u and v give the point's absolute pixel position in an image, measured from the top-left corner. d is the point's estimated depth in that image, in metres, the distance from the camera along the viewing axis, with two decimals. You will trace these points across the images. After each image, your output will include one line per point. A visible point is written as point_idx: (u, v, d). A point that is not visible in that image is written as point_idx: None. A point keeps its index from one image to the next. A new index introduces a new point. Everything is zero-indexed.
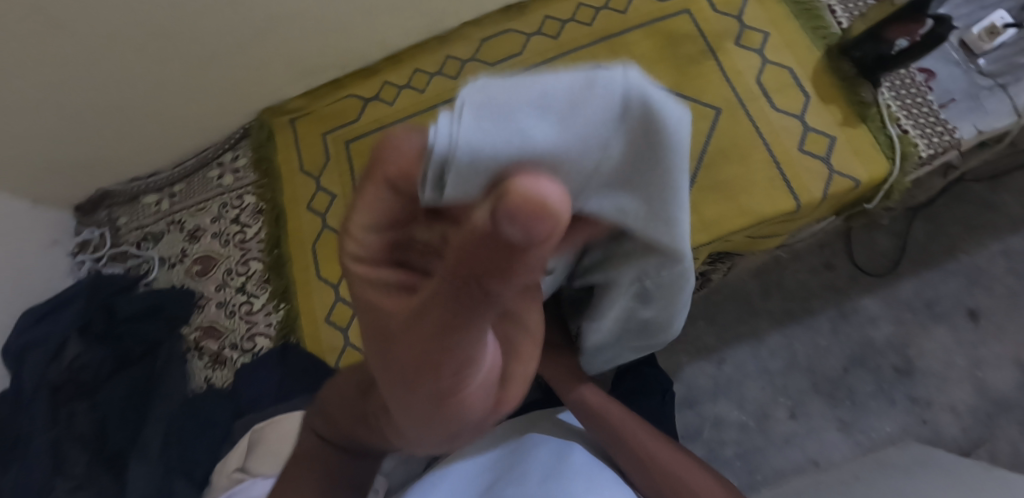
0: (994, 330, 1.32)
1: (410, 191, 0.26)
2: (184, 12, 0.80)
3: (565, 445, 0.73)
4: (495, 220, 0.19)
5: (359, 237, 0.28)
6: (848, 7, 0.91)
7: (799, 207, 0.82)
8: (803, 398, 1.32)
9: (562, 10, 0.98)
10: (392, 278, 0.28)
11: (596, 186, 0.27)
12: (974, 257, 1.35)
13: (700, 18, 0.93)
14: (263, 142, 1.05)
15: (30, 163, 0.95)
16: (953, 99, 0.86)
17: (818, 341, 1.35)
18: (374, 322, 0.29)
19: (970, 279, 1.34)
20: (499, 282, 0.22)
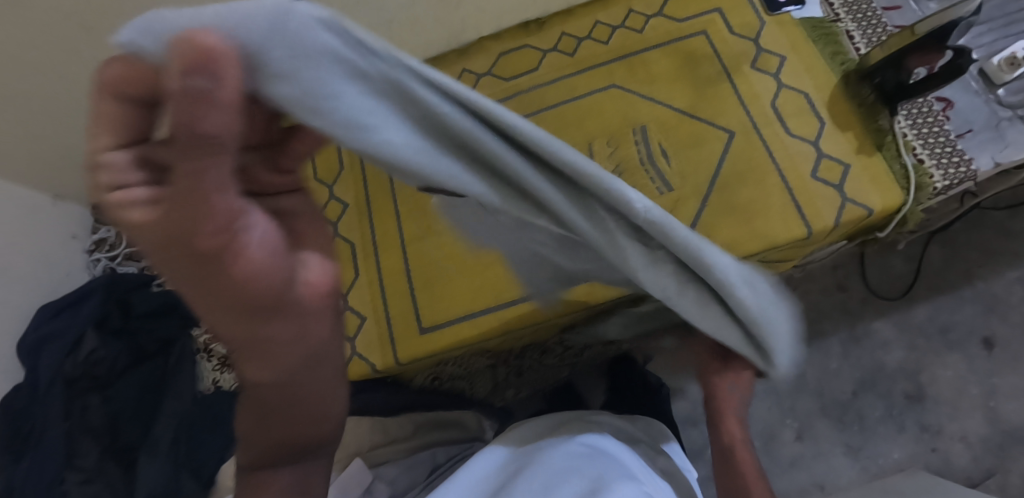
0: (1008, 359, 1.29)
1: (137, 94, 0.25)
2: None
3: (577, 446, 0.76)
4: (185, 74, 0.21)
5: (104, 159, 0.26)
6: (866, 33, 0.91)
7: (811, 235, 0.82)
8: (811, 420, 1.31)
9: (579, 27, 0.98)
10: (144, 192, 0.26)
11: (299, 70, 0.25)
12: (990, 284, 1.33)
13: (717, 40, 0.93)
14: None
15: (53, 158, 0.96)
16: (971, 130, 0.85)
17: (828, 365, 1.33)
18: (143, 244, 0.27)
19: (985, 306, 1.32)
20: (217, 120, 0.22)
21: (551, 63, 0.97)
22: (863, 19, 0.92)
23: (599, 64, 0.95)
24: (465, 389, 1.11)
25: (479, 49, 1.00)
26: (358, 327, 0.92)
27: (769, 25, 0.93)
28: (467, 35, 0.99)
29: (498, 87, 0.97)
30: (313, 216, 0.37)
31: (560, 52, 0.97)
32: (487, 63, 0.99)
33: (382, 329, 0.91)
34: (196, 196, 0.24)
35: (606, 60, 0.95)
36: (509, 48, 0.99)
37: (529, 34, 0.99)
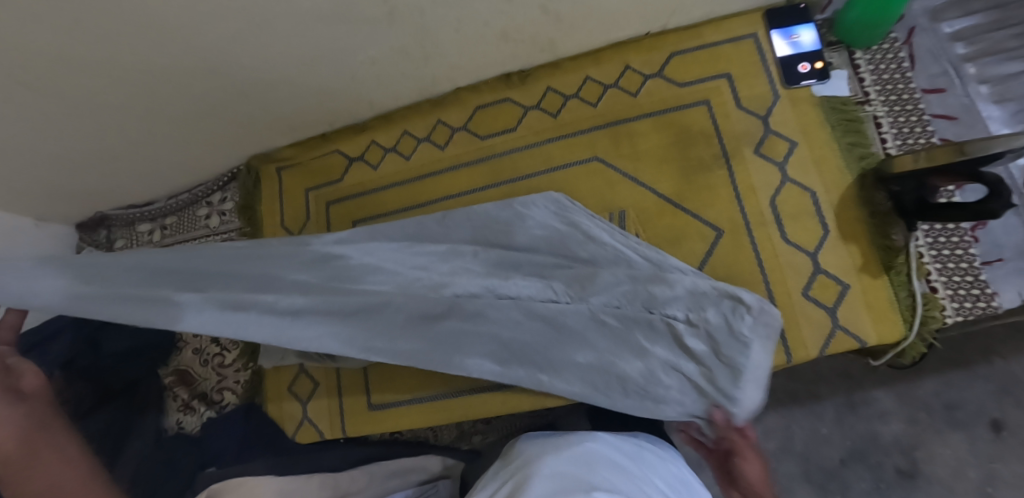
0: (1017, 447, 0.90)
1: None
2: (165, 74, 0.78)
3: (650, 476, 0.64)
4: None
5: None
6: (896, 121, 0.79)
7: (791, 363, 0.74)
8: (791, 488, 0.97)
9: (566, 83, 0.89)
10: None
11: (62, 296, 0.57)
12: (1011, 364, 0.92)
13: (720, 114, 0.83)
14: (249, 189, 1.01)
15: (43, 195, 0.94)
16: (1001, 258, 0.73)
17: (818, 428, 0.97)
18: None
19: (999, 388, 0.92)
20: None
21: (531, 124, 0.89)
22: (896, 102, 0.79)
23: (581, 130, 0.87)
24: (427, 436, 1.00)
25: (456, 100, 0.93)
26: (313, 385, 0.95)
27: (783, 100, 0.81)
28: (443, 85, 0.91)
29: (470, 146, 0.91)
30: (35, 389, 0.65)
31: (542, 110, 0.89)
32: (462, 116, 0.92)
33: (333, 399, 0.93)
34: None
35: (589, 127, 0.87)
36: (488, 100, 0.92)
37: (511, 87, 0.91)
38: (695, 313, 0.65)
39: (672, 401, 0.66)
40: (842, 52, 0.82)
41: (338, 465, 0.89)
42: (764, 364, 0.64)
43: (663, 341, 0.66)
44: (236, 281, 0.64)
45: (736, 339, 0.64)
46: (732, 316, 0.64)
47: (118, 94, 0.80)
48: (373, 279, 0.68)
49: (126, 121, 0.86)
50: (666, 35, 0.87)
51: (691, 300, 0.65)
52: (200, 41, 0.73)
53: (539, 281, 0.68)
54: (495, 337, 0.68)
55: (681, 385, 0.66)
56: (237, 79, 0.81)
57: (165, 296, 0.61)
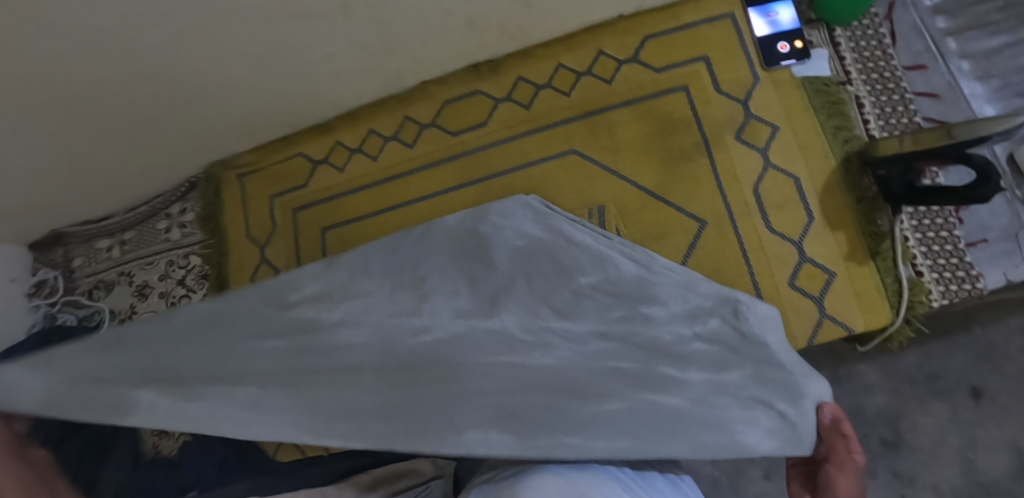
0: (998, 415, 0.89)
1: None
2: (102, 86, 0.72)
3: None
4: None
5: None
6: (879, 101, 0.77)
7: None
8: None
9: (538, 71, 0.85)
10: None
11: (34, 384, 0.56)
12: (989, 333, 0.91)
13: (699, 100, 0.79)
14: (210, 199, 0.95)
15: None
16: (985, 239, 0.72)
17: None
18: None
19: (979, 355, 0.90)
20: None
21: (504, 117, 0.85)
22: (877, 81, 0.77)
23: (557, 122, 0.83)
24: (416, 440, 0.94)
25: (422, 94, 0.88)
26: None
27: (763, 82, 0.78)
28: (409, 80, 0.86)
29: (441, 143, 0.87)
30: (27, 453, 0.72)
31: (515, 102, 0.85)
32: (431, 111, 0.88)
33: None
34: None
35: (565, 118, 0.83)
36: (457, 94, 0.87)
37: (480, 79, 0.86)
38: (699, 325, 0.62)
39: (739, 423, 0.58)
40: (822, 30, 0.79)
41: (323, 480, 0.86)
42: (789, 349, 0.62)
43: (692, 364, 0.60)
44: (204, 369, 0.58)
45: (748, 338, 0.61)
46: (735, 316, 0.62)
47: (55, 110, 0.74)
48: (337, 326, 0.61)
49: (66, 136, 0.79)
50: (641, 17, 0.83)
51: (688, 311, 0.63)
52: (137, 47, 0.67)
53: (522, 320, 0.62)
54: (497, 397, 0.57)
55: (737, 399, 0.59)
56: (183, 87, 0.76)
57: (125, 396, 0.55)
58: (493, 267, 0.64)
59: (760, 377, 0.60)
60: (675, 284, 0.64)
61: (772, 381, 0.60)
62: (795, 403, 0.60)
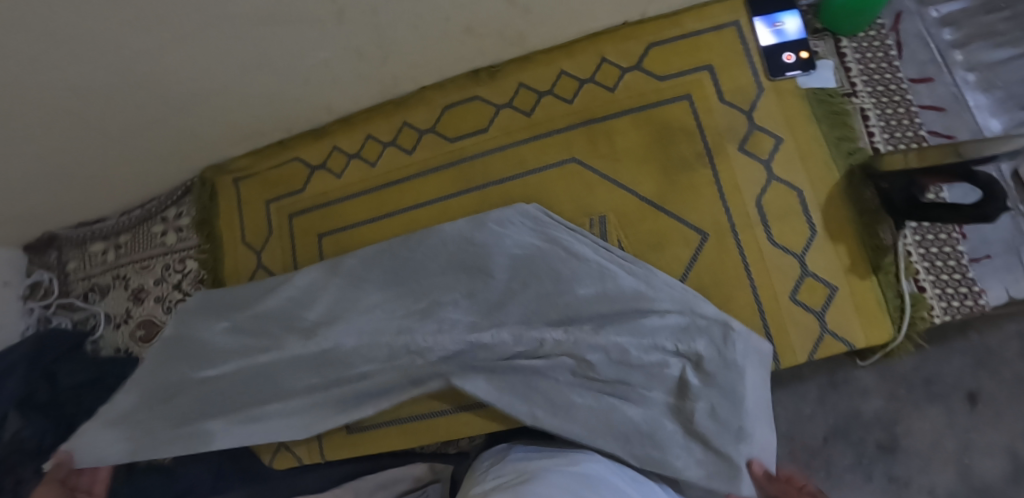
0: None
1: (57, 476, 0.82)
2: (91, 94, 0.71)
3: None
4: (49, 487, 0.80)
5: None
6: (884, 113, 0.76)
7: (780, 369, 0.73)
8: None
9: (539, 78, 0.84)
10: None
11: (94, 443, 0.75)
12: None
13: (701, 109, 0.78)
14: (204, 202, 0.93)
15: None
16: (989, 254, 0.72)
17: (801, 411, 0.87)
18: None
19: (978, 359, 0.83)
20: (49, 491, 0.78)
21: (503, 124, 0.84)
22: (883, 93, 0.76)
23: (556, 130, 0.82)
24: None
25: (421, 99, 0.87)
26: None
27: (767, 93, 0.77)
28: (406, 85, 0.84)
29: (439, 149, 0.86)
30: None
31: (514, 108, 0.84)
32: (429, 117, 0.86)
33: None
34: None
35: (565, 126, 0.82)
36: (456, 100, 0.86)
37: (480, 84, 0.85)
38: (685, 344, 0.62)
39: (680, 450, 0.62)
40: (828, 40, 0.78)
41: (320, 486, 0.87)
42: (759, 388, 0.62)
43: (658, 385, 0.63)
44: (246, 389, 0.72)
45: (726, 367, 0.61)
46: (723, 343, 0.62)
47: (42, 116, 0.72)
48: (342, 344, 0.69)
49: (54, 141, 0.78)
50: (644, 24, 0.81)
51: (679, 330, 0.63)
52: (124, 56, 0.66)
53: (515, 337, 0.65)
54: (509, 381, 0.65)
55: (686, 428, 0.62)
56: (174, 93, 0.75)
57: (198, 427, 0.73)
58: (492, 278, 0.67)
59: (717, 416, 0.61)
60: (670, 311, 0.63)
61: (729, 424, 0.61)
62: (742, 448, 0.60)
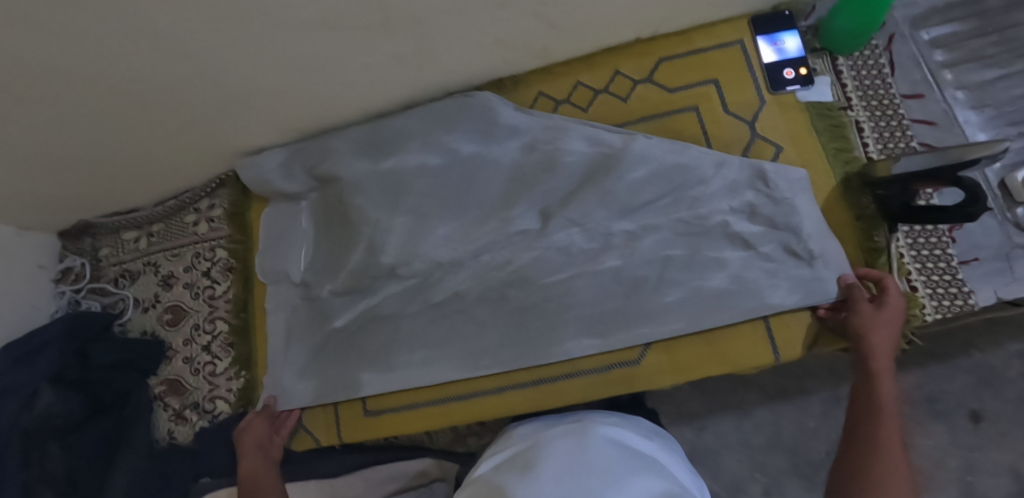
0: (994, 435, 0.98)
1: (262, 426, 0.86)
2: (146, 84, 0.75)
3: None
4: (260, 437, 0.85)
5: (256, 426, 0.86)
6: (877, 126, 0.82)
7: (779, 361, 0.77)
8: (780, 480, 1.04)
9: (557, 88, 0.90)
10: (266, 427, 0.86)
11: (292, 376, 0.88)
12: (988, 356, 1.00)
13: (709, 120, 0.84)
14: (237, 196, 0.98)
15: (20, 199, 0.91)
16: (977, 258, 0.78)
17: (806, 422, 1.05)
18: (258, 443, 0.85)
19: (979, 379, 0.99)
20: (257, 441, 0.85)
21: None
22: (877, 107, 0.83)
23: None
24: (425, 439, 1.00)
25: None
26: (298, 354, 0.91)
27: (769, 105, 0.83)
28: (435, 92, 0.89)
29: None
30: (260, 434, 0.85)
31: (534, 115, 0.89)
32: None
33: (328, 407, 0.88)
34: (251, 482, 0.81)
35: None
36: None
37: (502, 93, 0.91)
38: (736, 200, 0.79)
39: (771, 282, 0.77)
40: (825, 58, 0.85)
41: (335, 471, 0.95)
42: (813, 216, 0.78)
43: (727, 246, 0.79)
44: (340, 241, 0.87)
45: (779, 202, 0.78)
46: (769, 190, 0.78)
47: (91, 109, 0.78)
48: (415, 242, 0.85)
49: (102, 135, 0.83)
50: (656, 40, 0.88)
51: (728, 188, 0.79)
52: (182, 48, 0.69)
53: (538, 220, 0.83)
54: (581, 312, 0.80)
55: (726, 247, 0.79)
56: (225, 86, 0.78)
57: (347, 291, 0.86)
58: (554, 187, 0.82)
59: (785, 247, 0.78)
60: (703, 153, 0.80)
61: (782, 225, 0.77)
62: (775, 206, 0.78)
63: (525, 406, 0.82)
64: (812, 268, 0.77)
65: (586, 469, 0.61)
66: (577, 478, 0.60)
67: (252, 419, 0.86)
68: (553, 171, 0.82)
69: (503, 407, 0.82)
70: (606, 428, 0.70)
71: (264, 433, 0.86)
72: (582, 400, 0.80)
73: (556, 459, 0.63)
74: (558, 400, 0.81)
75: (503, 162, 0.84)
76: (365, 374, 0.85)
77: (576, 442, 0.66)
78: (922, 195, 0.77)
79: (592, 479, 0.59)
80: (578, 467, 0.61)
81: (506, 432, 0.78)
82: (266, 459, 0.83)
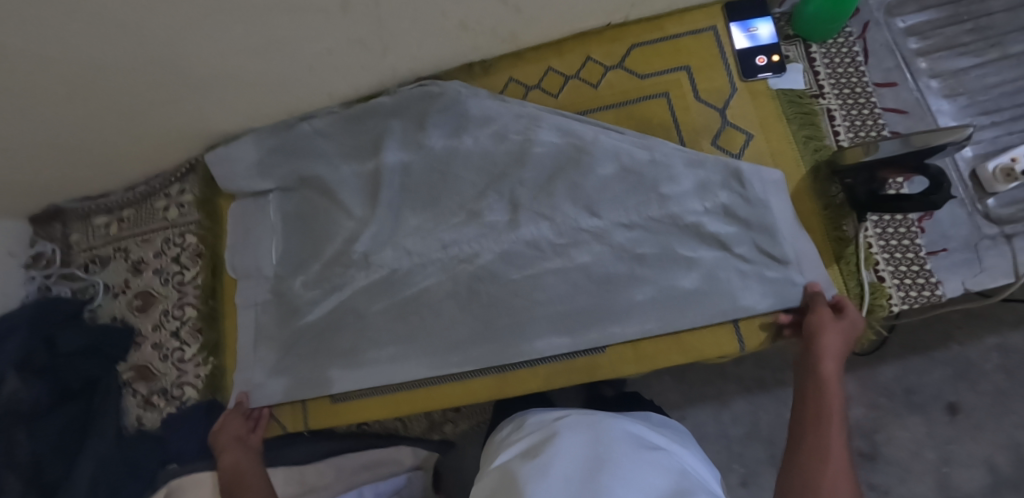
0: (971, 427, 0.98)
1: (237, 420, 0.85)
2: (105, 69, 0.74)
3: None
4: (237, 432, 0.84)
5: (233, 421, 0.85)
6: (850, 114, 0.81)
7: (744, 350, 0.77)
8: (757, 471, 1.04)
9: (528, 73, 0.89)
10: (243, 422, 0.85)
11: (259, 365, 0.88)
12: (965, 348, 0.99)
13: (680, 107, 0.83)
14: (207, 183, 0.98)
15: None
16: (946, 248, 0.77)
17: (784, 414, 1.04)
18: (235, 438, 0.84)
19: (955, 371, 0.99)
20: (235, 435, 0.84)
21: None
22: (850, 96, 0.82)
23: None
24: (398, 427, 1.00)
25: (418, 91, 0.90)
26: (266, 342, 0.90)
27: (739, 92, 0.82)
28: (404, 77, 0.88)
29: None
30: (234, 428, 0.84)
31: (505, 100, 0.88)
32: None
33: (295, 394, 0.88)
34: (232, 473, 0.79)
35: None
36: None
37: (472, 78, 0.90)
38: (709, 200, 0.78)
39: (742, 288, 0.76)
40: (799, 46, 0.84)
41: (303, 458, 0.92)
42: (788, 213, 0.77)
43: (701, 245, 0.78)
44: (312, 232, 0.88)
45: (754, 204, 0.77)
46: (743, 190, 0.77)
47: (52, 94, 0.76)
48: (386, 232, 0.85)
49: (66, 120, 0.82)
50: (627, 25, 0.87)
51: (700, 190, 0.78)
52: (139, 33, 0.68)
53: (508, 212, 0.82)
54: (551, 311, 0.79)
55: (701, 242, 0.78)
56: (189, 71, 0.77)
57: (319, 279, 0.86)
58: (525, 179, 0.82)
59: (758, 251, 0.77)
60: (675, 150, 0.79)
61: (754, 225, 0.76)
62: (747, 198, 0.77)
63: (489, 394, 0.81)
64: (784, 270, 0.76)
65: (605, 458, 0.57)
66: (591, 476, 0.54)
67: (226, 414, 0.85)
68: (524, 164, 0.82)
69: (467, 398, 0.82)
70: (622, 421, 0.65)
71: (241, 426, 0.85)
72: (544, 389, 0.80)
73: (571, 447, 0.59)
74: (522, 389, 0.80)
75: (474, 153, 0.83)
76: (334, 370, 0.84)
77: (592, 435, 0.60)
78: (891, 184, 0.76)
79: (609, 472, 0.54)
80: (596, 456, 0.57)
81: (514, 418, 0.75)
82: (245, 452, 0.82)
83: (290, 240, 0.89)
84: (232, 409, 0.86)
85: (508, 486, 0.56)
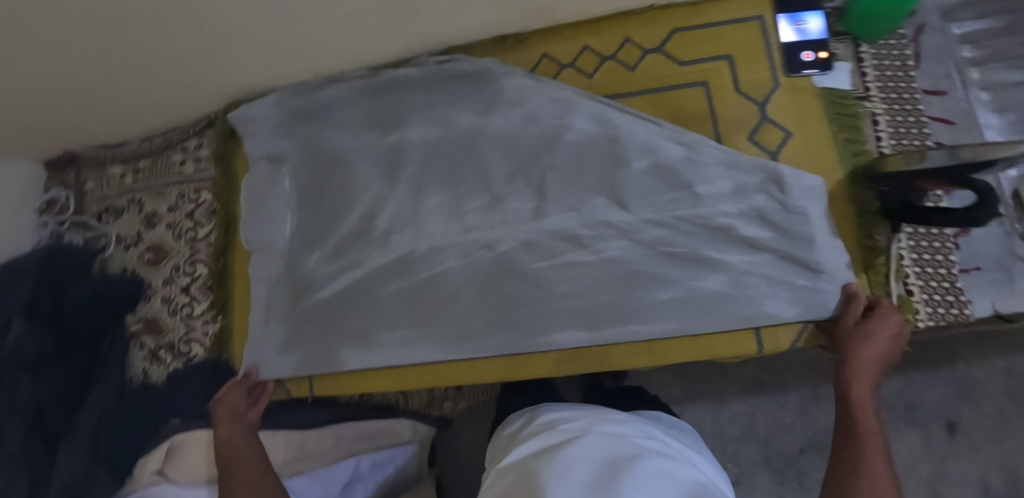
0: (969, 448, 0.97)
1: (238, 392, 0.83)
2: (129, 12, 0.71)
3: None
4: (238, 403, 0.82)
5: (234, 392, 0.83)
6: (894, 120, 0.79)
7: (761, 353, 0.75)
8: (750, 472, 1.03)
9: (562, 51, 0.85)
10: (244, 395, 0.83)
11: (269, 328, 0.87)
12: (974, 369, 0.98)
13: (717, 97, 0.80)
14: (225, 140, 0.96)
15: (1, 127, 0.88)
16: (979, 267, 0.75)
17: (782, 417, 1.03)
18: (233, 408, 0.82)
19: (960, 390, 0.98)
20: (234, 407, 0.82)
21: None
22: (896, 101, 0.79)
23: None
24: (398, 399, 0.98)
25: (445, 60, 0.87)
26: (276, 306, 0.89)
27: (781, 88, 0.79)
28: (433, 44, 0.85)
29: None
30: (235, 399, 0.82)
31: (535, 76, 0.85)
32: None
33: None
34: (227, 445, 0.78)
35: None
36: None
37: (502, 51, 0.86)
38: (744, 203, 0.75)
39: (768, 292, 0.74)
40: (849, 44, 0.81)
41: (306, 423, 0.91)
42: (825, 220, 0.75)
43: (732, 249, 0.76)
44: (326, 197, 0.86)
45: (791, 211, 0.74)
46: (782, 195, 0.74)
47: (71, 34, 0.74)
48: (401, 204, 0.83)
49: (85, 60, 0.79)
50: (669, 9, 0.83)
51: (734, 193, 0.75)
52: None
53: (527, 192, 0.80)
54: (567, 305, 0.78)
55: (729, 245, 0.76)
56: (214, 22, 0.74)
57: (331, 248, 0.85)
58: (551, 161, 0.79)
59: (784, 258, 0.75)
60: (714, 149, 0.76)
61: (788, 232, 0.74)
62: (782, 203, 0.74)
63: (499, 375, 0.80)
64: (814, 280, 0.74)
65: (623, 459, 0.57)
66: (612, 477, 0.54)
67: (228, 385, 0.84)
68: (553, 148, 0.79)
69: (474, 377, 0.81)
70: (635, 426, 0.65)
71: (242, 399, 0.83)
72: (554, 374, 0.79)
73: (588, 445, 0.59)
74: (531, 373, 0.79)
75: (500, 131, 0.81)
76: (345, 350, 0.82)
77: (606, 438, 0.60)
78: (931, 197, 0.74)
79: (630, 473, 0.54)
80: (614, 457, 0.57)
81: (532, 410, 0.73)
82: (242, 424, 0.80)
83: (304, 205, 0.87)
84: (234, 381, 0.84)
85: (527, 482, 0.56)
